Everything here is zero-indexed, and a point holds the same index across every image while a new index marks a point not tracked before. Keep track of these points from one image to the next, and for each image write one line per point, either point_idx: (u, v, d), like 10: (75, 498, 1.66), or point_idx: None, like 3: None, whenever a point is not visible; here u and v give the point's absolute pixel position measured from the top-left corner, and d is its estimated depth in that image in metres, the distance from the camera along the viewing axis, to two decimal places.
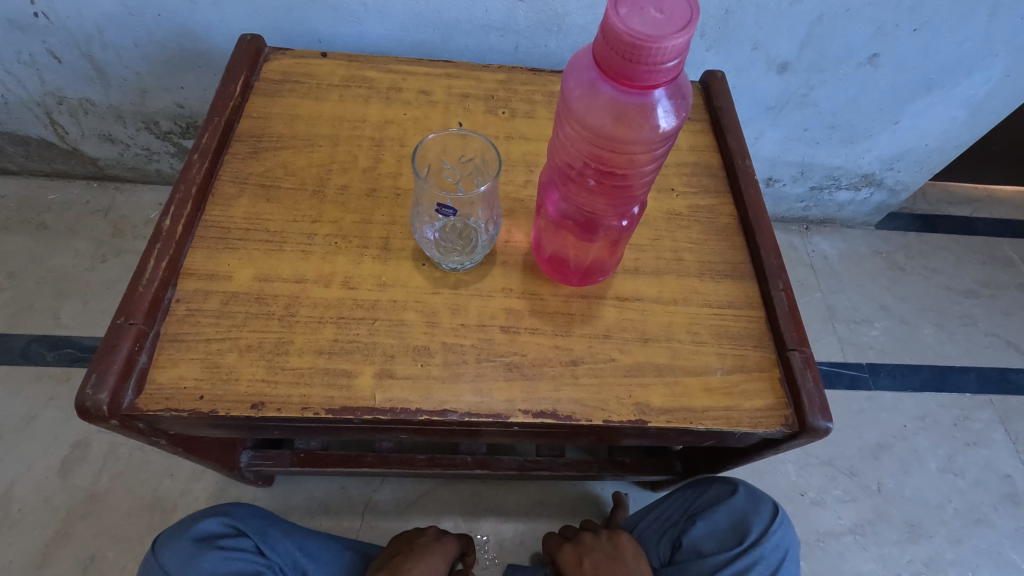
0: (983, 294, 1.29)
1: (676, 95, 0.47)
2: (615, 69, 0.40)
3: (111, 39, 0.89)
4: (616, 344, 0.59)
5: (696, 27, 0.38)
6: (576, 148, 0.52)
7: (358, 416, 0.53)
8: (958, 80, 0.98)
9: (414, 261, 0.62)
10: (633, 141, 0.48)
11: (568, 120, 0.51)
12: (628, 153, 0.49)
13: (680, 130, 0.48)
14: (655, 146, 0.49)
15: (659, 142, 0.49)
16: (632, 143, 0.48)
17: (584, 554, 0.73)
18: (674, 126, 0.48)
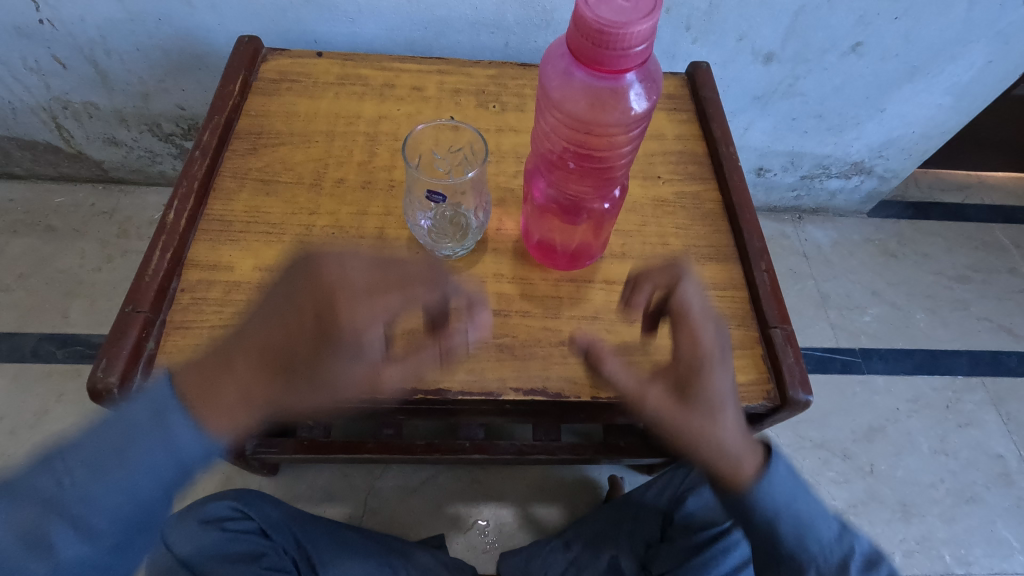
0: (975, 279, 1.31)
1: (646, 79, 0.50)
2: (588, 56, 0.43)
3: (113, 45, 0.91)
4: (604, 324, 0.61)
5: (660, 13, 0.41)
6: (556, 134, 0.55)
7: (356, 396, 0.56)
8: (942, 66, 1.00)
9: (408, 249, 0.64)
10: (609, 126, 0.51)
11: (548, 108, 0.53)
12: (605, 137, 0.52)
13: (653, 112, 0.51)
14: (629, 128, 0.52)
15: (634, 124, 0.52)
16: (608, 127, 0.51)
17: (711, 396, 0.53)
18: (646, 107, 0.51)
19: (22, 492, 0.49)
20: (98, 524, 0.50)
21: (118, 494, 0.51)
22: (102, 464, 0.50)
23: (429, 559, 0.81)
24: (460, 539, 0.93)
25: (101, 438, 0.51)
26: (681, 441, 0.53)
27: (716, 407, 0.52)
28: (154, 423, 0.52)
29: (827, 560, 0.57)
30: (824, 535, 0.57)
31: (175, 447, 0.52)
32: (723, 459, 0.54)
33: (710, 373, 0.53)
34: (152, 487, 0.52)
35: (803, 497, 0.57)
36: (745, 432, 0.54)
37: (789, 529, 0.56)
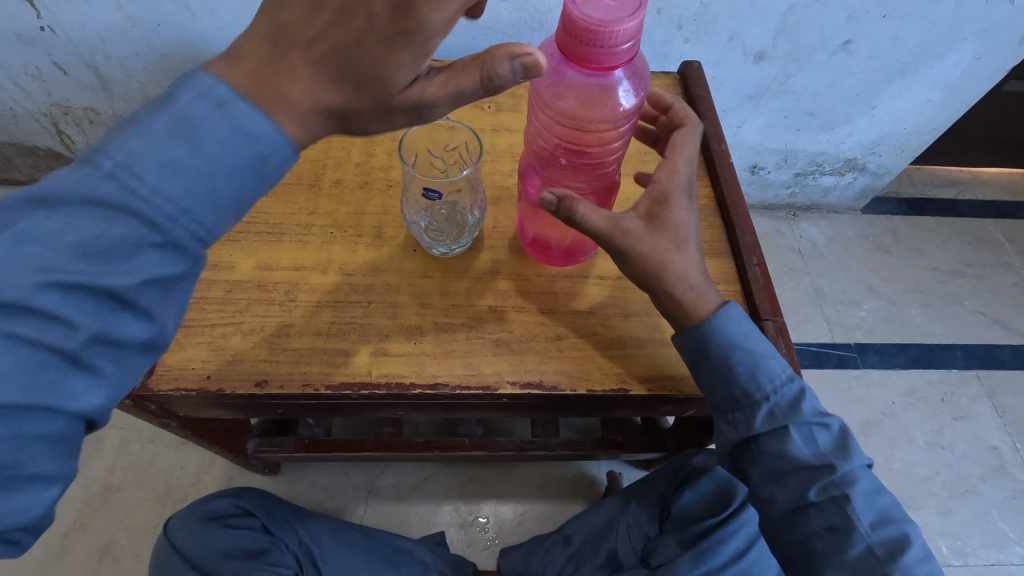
0: (969, 274, 1.32)
1: (634, 76, 0.51)
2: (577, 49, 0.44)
3: (113, 51, 0.93)
4: (599, 319, 0.62)
5: (645, 11, 0.42)
6: (548, 132, 0.56)
7: (356, 391, 0.57)
8: (931, 63, 1.01)
9: (406, 247, 0.65)
10: (599, 121, 0.52)
11: (540, 107, 0.54)
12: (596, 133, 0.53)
13: (641, 108, 0.53)
14: (619, 122, 0.53)
15: (623, 120, 0.53)
16: (598, 122, 0.52)
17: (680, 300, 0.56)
18: (634, 103, 0.52)
19: (74, 191, 0.35)
20: (183, 196, 0.36)
21: (197, 182, 0.37)
22: (180, 146, 0.36)
23: (430, 556, 0.81)
24: (461, 536, 0.94)
25: (152, 141, 0.36)
26: (647, 268, 0.55)
27: (681, 235, 0.56)
28: (217, 114, 0.37)
29: (781, 398, 0.57)
30: (777, 371, 0.57)
31: (245, 132, 0.37)
32: (685, 285, 0.56)
33: (677, 210, 0.56)
34: (230, 182, 0.38)
35: (757, 337, 0.57)
36: (703, 272, 0.57)
37: (743, 364, 0.56)
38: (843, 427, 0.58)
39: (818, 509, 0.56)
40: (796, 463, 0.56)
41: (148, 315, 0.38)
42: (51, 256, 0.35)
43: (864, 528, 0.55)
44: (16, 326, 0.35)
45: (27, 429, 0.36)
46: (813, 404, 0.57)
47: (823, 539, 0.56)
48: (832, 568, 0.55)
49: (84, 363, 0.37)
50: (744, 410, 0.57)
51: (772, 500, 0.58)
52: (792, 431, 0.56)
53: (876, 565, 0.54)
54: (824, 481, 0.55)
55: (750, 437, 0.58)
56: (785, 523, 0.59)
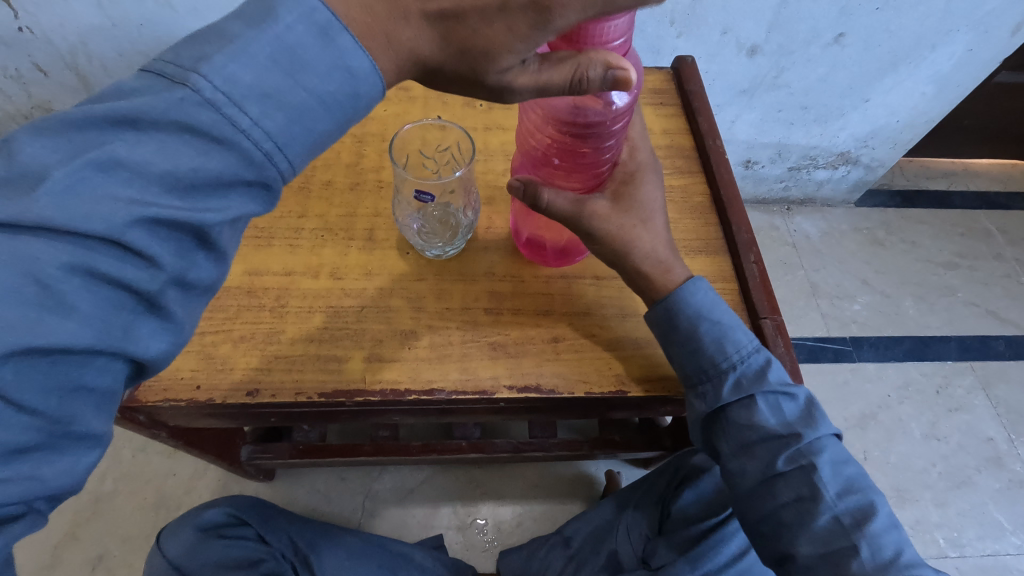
0: (962, 266, 1.32)
1: (628, 75, 0.49)
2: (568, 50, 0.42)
3: (95, 51, 0.90)
4: (596, 320, 0.61)
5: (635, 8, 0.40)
6: (539, 131, 0.54)
7: (350, 398, 0.56)
8: (924, 55, 1.01)
9: (399, 250, 0.64)
10: (590, 121, 0.50)
11: (530, 105, 0.53)
12: (588, 132, 0.51)
13: (634, 108, 0.51)
14: (611, 120, 0.51)
15: (616, 121, 0.52)
16: (590, 121, 0.50)
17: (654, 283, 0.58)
18: (628, 101, 0.49)
19: (167, 113, 0.32)
20: (280, 132, 0.35)
21: (296, 119, 0.35)
22: (280, 78, 0.34)
23: (429, 560, 0.80)
24: (459, 538, 0.93)
25: (253, 65, 0.33)
26: (615, 244, 0.57)
27: (645, 210, 0.59)
28: (320, 45, 0.35)
29: (747, 367, 0.57)
30: (743, 341, 0.57)
31: (346, 72, 0.35)
32: (653, 260, 0.58)
33: (643, 188, 0.59)
34: (322, 119, 0.36)
35: (723, 308, 0.58)
36: (668, 244, 0.59)
37: (709, 334, 0.56)
38: (810, 397, 0.58)
39: (786, 479, 0.55)
40: (764, 433, 0.56)
41: (221, 256, 0.36)
42: (140, 187, 0.32)
43: (831, 497, 0.54)
44: (97, 260, 0.31)
45: (96, 375, 0.32)
46: (780, 374, 0.57)
47: (791, 510, 0.55)
48: (801, 538, 0.54)
49: (159, 306, 0.34)
50: (712, 382, 0.56)
51: (741, 473, 0.57)
52: (758, 401, 0.56)
53: (842, 535, 0.53)
54: (791, 449, 0.55)
55: (717, 409, 0.57)
56: (752, 498, 0.57)
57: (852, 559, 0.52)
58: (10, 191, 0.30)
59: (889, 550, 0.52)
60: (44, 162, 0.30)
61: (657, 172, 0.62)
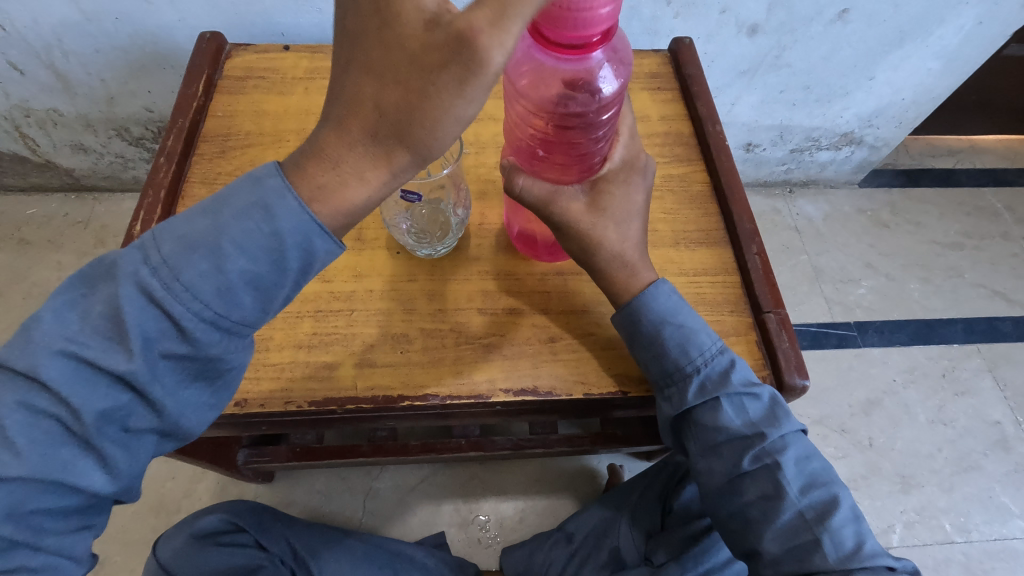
0: (969, 246, 1.30)
1: (612, 59, 0.48)
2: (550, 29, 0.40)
3: (70, 47, 0.87)
4: (594, 318, 0.59)
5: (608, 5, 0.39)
6: (525, 122, 0.52)
7: (341, 406, 0.54)
8: (931, 30, 0.97)
9: (388, 249, 0.62)
10: (574, 110, 0.49)
11: (515, 96, 0.50)
12: (573, 122, 0.50)
13: (623, 93, 0.50)
14: (596, 110, 0.50)
15: (603, 106, 0.50)
16: (575, 110, 0.49)
17: (646, 282, 0.55)
18: (614, 89, 0.49)
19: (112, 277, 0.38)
20: (205, 292, 0.37)
21: (219, 269, 0.37)
22: (215, 242, 0.37)
23: (431, 560, 0.79)
24: (461, 536, 0.92)
25: (199, 229, 0.38)
26: (583, 243, 0.53)
27: (625, 210, 0.55)
28: (255, 212, 0.38)
29: (711, 370, 0.54)
30: (707, 343, 0.54)
31: (278, 230, 0.38)
32: (623, 262, 0.54)
33: (620, 187, 0.54)
34: (253, 266, 0.38)
35: (688, 311, 0.55)
36: (643, 244, 0.56)
37: (672, 338, 0.53)
38: (775, 394, 0.55)
39: (751, 478, 0.53)
40: (730, 434, 0.53)
41: (157, 407, 0.39)
42: (84, 336, 0.37)
43: (795, 493, 0.52)
44: (35, 399, 0.37)
45: (45, 504, 0.37)
46: (744, 373, 0.54)
47: (757, 508, 0.53)
48: (766, 535, 0.52)
49: (95, 447, 0.38)
50: (677, 385, 0.54)
51: (709, 473, 0.55)
52: (724, 403, 0.53)
53: (805, 529, 0.51)
54: (756, 449, 0.53)
55: (685, 411, 0.55)
56: (720, 496, 0.55)
57: (816, 554, 0.50)
58: (10, 343, 0.38)
59: (852, 543, 0.50)
60: (34, 317, 0.38)
61: (644, 173, 0.57)
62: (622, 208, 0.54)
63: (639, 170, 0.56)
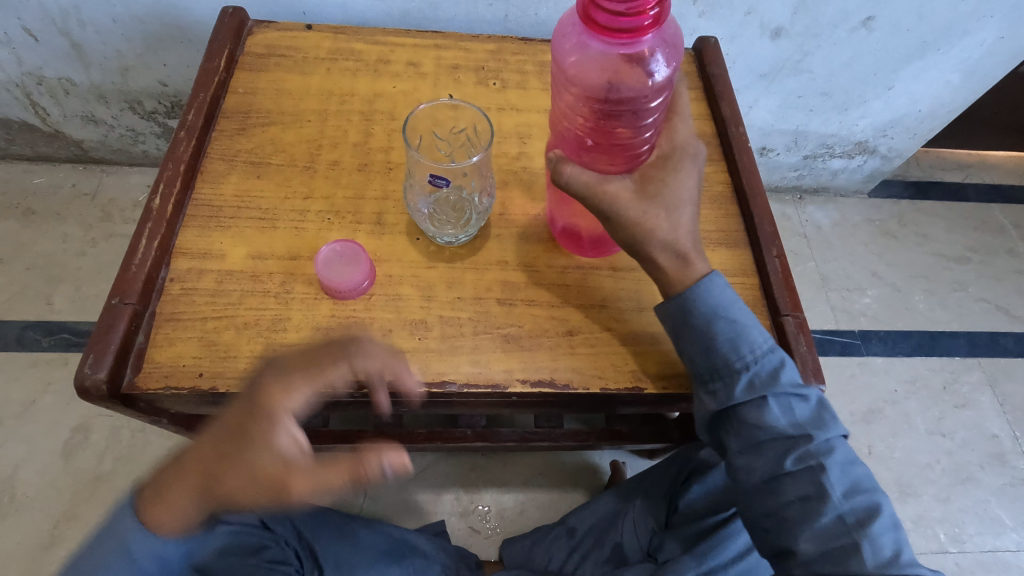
0: (975, 260, 1.30)
1: (665, 44, 0.49)
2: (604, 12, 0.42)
3: (88, 16, 0.86)
4: (612, 313, 0.60)
5: None
6: (573, 112, 0.53)
7: (358, 390, 0.54)
8: (953, 42, 0.97)
9: (408, 235, 0.62)
10: (626, 94, 0.50)
11: (564, 85, 0.51)
12: (624, 107, 0.50)
13: (673, 77, 0.51)
14: (648, 95, 0.50)
15: (654, 91, 0.50)
16: (627, 94, 0.50)
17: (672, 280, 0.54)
18: (666, 73, 0.50)
19: None
20: None
21: None
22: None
23: (432, 548, 0.80)
24: (462, 525, 0.92)
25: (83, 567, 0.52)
26: (629, 233, 0.52)
27: (675, 198, 0.52)
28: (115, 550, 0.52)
29: (761, 368, 0.53)
30: (758, 340, 0.54)
31: (135, 559, 0.52)
32: (674, 252, 0.53)
33: (671, 176, 0.52)
34: None
35: (740, 307, 0.55)
36: (697, 236, 0.54)
37: (723, 332, 0.53)
38: (823, 399, 0.54)
39: (792, 478, 0.52)
40: (774, 433, 0.52)
41: None
42: None
43: (837, 496, 0.50)
44: None
45: None
46: (792, 375, 0.53)
47: (796, 509, 0.51)
48: (803, 535, 0.51)
49: None
50: (724, 379, 0.53)
51: (747, 470, 0.54)
52: (771, 402, 0.52)
53: (844, 533, 0.50)
54: (799, 450, 0.52)
55: (729, 407, 0.54)
56: (754, 494, 0.54)
57: (852, 558, 0.49)
58: None
59: (890, 550, 0.49)
60: None
61: (695, 159, 0.54)
62: (673, 195, 0.52)
63: (692, 156, 0.53)
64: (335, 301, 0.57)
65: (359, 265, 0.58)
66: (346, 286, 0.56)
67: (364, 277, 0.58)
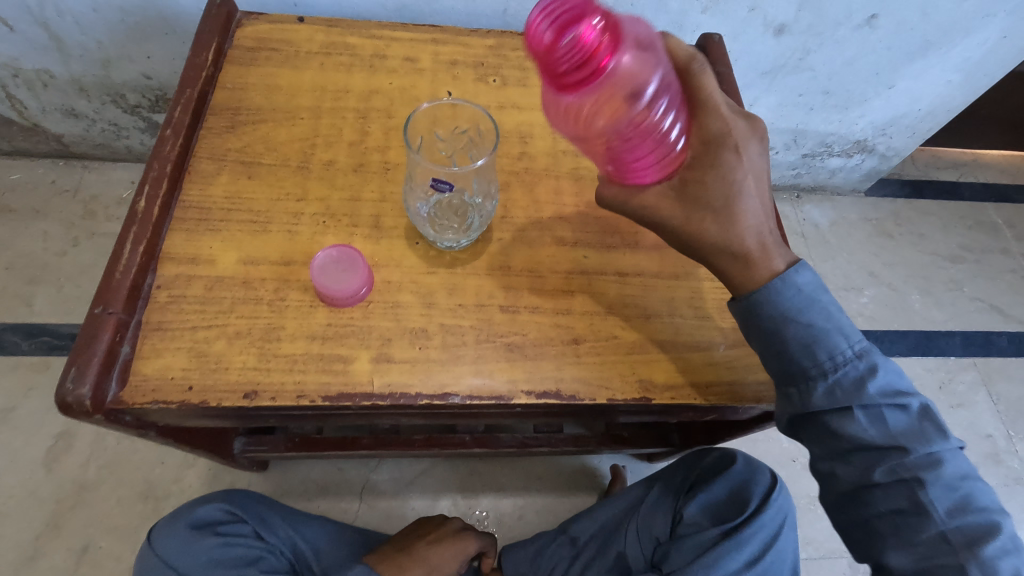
0: (970, 260, 1.31)
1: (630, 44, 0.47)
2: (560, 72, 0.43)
3: (65, 5, 0.82)
4: (618, 321, 0.58)
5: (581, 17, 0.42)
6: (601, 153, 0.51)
7: (356, 402, 0.52)
8: (956, 42, 0.96)
9: (407, 240, 0.60)
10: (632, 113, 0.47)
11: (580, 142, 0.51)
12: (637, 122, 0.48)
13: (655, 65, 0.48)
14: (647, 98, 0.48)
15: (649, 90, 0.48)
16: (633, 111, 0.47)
17: None
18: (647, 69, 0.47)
19: None
20: None
21: None
22: None
23: None
24: None
25: None
26: (680, 239, 0.53)
27: (727, 198, 0.50)
28: None
29: (843, 376, 0.50)
30: (840, 347, 0.51)
31: None
32: (732, 254, 0.51)
33: (716, 174, 0.50)
34: None
35: (821, 309, 0.51)
36: (760, 235, 0.51)
37: (797, 338, 0.51)
38: (926, 408, 0.51)
39: (885, 490, 0.50)
40: (862, 443, 0.50)
41: None
42: None
43: (941, 513, 0.48)
44: None
45: None
46: (883, 384, 0.50)
47: (888, 521, 0.50)
48: (895, 550, 0.49)
49: None
50: (799, 386, 0.52)
51: (833, 477, 0.52)
52: (857, 412, 0.50)
53: (946, 551, 0.48)
54: (894, 463, 0.49)
55: (809, 415, 0.52)
56: (843, 503, 0.53)
57: None
58: None
59: None
60: None
61: (743, 152, 0.50)
62: (730, 196, 0.50)
63: (739, 149, 0.50)
64: (331, 309, 0.55)
65: (356, 271, 0.56)
66: (344, 293, 0.54)
67: (363, 283, 0.55)
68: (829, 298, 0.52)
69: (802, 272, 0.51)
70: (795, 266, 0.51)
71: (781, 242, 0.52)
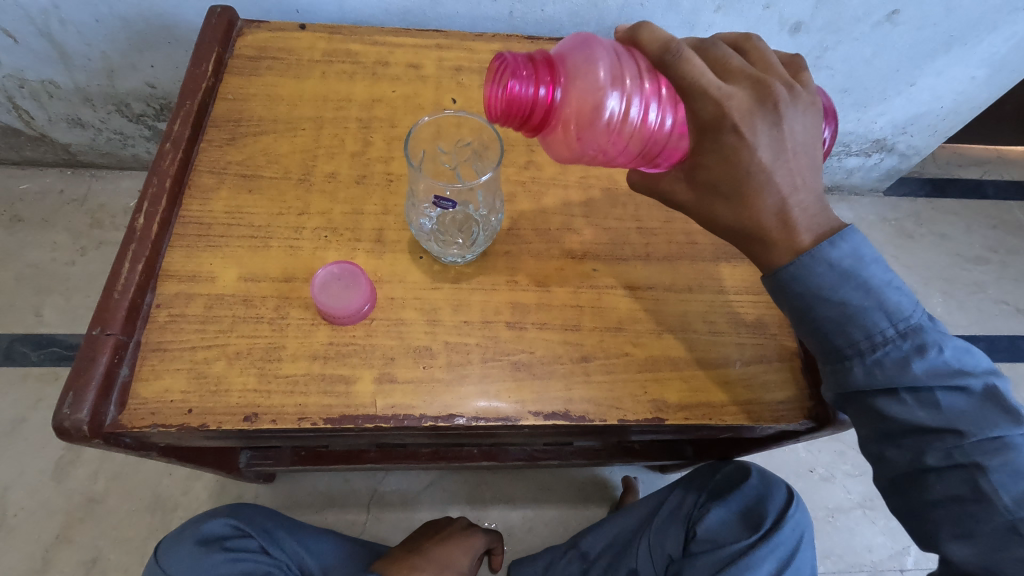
0: (994, 261, 1.26)
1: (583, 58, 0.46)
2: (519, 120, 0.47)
3: (68, 16, 0.81)
4: (629, 337, 0.56)
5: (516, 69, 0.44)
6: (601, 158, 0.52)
7: (359, 425, 0.50)
8: (982, 37, 0.92)
9: (411, 254, 0.58)
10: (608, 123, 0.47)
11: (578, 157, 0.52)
12: (617, 129, 0.48)
13: (616, 70, 0.46)
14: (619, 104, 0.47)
15: (618, 97, 0.47)
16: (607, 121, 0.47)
17: None
18: (608, 77, 0.46)
19: None
20: None
21: None
22: None
23: None
24: None
25: None
26: (699, 220, 0.51)
27: (736, 182, 0.46)
28: None
29: (882, 356, 0.47)
30: (879, 325, 0.47)
31: None
32: (752, 236, 0.48)
33: (716, 158, 0.46)
34: None
35: (858, 284, 0.47)
36: (779, 214, 0.47)
37: (828, 317, 0.48)
38: (991, 389, 0.46)
39: (939, 474, 0.47)
40: (909, 425, 0.47)
41: None
42: None
43: (1006, 501, 0.45)
44: None
45: None
46: (932, 363, 0.46)
47: (944, 509, 0.47)
48: (951, 537, 0.47)
49: None
50: (834, 365, 0.49)
51: (883, 460, 0.50)
52: (900, 392, 0.47)
53: (1013, 541, 0.44)
54: (948, 446, 0.46)
55: (849, 395, 0.49)
56: (896, 488, 0.50)
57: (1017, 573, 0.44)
58: None
59: None
60: None
61: (749, 130, 0.44)
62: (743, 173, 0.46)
63: (740, 130, 0.44)
64: (333, 327, 0.54)
65: (357, 288, 0.54)
66: (339, 309, 0.53)
67: (361, 301, 0.54)
68: (872, 271, 0.47)
69: (837, 245, 0.47)
70: (827, 240, 0.47)
71: (812, 213, 0.47)
